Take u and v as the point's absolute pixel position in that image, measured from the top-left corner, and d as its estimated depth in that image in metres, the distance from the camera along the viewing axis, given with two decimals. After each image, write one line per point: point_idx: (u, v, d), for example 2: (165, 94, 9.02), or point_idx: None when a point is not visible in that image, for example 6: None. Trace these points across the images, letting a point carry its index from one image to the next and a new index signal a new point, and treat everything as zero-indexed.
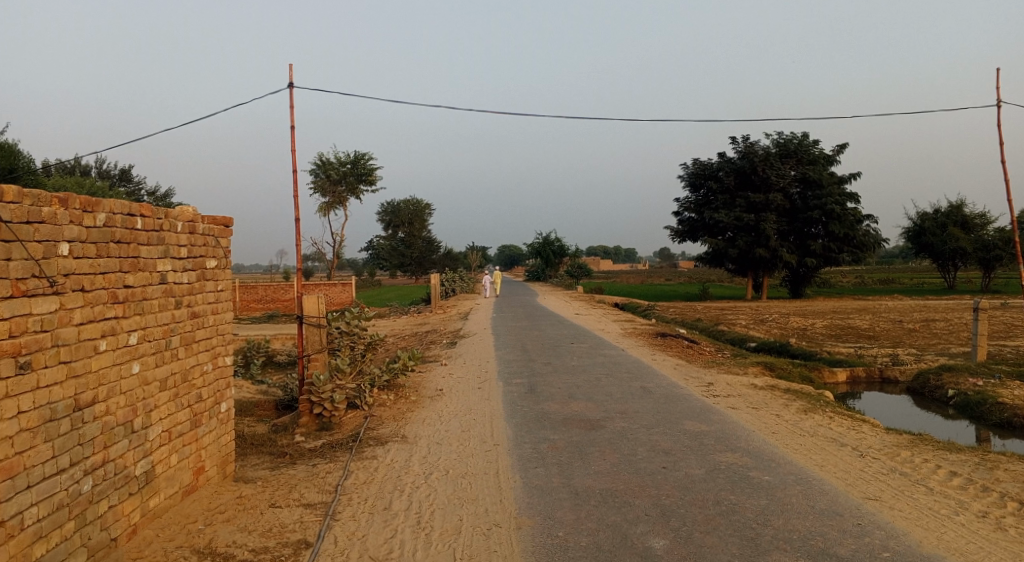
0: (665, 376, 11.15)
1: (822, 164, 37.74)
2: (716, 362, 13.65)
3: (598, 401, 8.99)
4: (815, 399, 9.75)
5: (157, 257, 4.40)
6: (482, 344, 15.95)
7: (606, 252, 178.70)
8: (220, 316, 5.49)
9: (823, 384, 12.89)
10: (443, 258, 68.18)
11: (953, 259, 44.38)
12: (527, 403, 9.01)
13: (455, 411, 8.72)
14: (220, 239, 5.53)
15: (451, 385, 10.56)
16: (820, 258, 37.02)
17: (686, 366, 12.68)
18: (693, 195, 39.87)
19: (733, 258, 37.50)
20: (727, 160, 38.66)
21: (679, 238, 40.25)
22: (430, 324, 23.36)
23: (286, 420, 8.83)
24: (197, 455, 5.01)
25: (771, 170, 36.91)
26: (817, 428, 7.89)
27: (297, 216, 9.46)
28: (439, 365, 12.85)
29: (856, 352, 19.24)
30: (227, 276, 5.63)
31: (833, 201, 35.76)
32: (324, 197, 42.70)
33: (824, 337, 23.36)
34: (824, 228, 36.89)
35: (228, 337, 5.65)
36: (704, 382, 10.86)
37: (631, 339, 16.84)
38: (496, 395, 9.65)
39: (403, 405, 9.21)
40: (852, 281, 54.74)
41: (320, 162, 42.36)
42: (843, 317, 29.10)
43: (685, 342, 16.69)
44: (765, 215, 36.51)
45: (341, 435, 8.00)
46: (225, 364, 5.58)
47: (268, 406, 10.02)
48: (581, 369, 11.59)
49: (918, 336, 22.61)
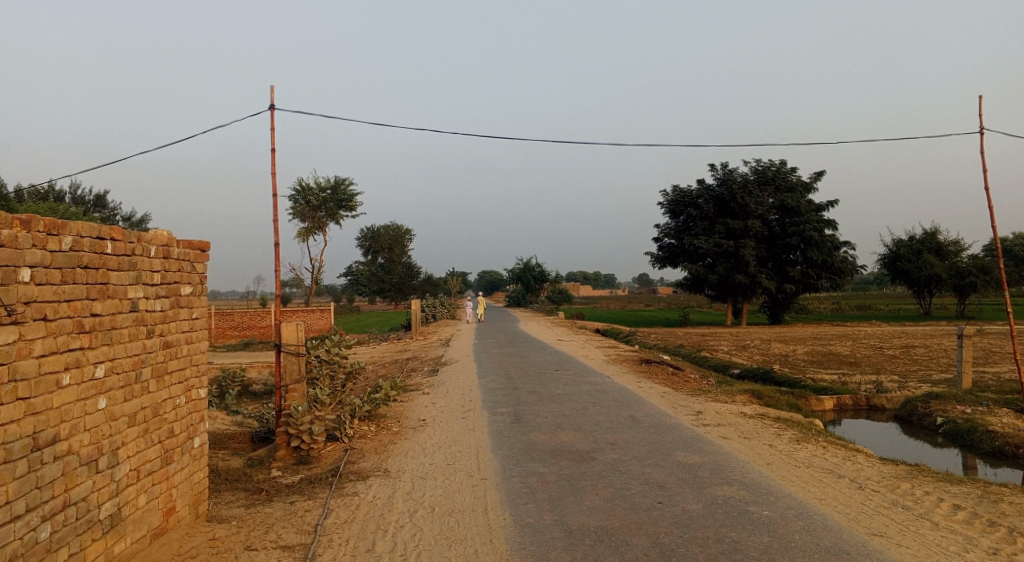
0: (653, 405, 10.94)
1: (799, 192, 38.35)
2: (703, 390, 13.48)
3: (587, 432, 8.75)
4: (806, 428, 9.61)
5: (128, 284, 4.10)
6: (465, 372, 15.64)
7: (587, 278, 179.31)
8: (194, 345, 5.18)
9: (810, 411, 12.78)
10: (423, 284, 67.72)
11: (927, 285, 45.15)
12: (514, 433, 8.73)
13: (439, 443, 8.41)
14: (195, 265, 5.24)
15: (435, 415, 10.24)
16: (798, 284, 37.40)
17: (673, 394, 12.49)
18: (674, 221, 40.18)
19: (714, 284, 37.70)
20: (706, 188, 39.09)
21: (660, 264, 40.45)
22: (411, 351, 22.96)
23: (262, 453, 8.45)
24: (167, 495, 4.65)
25: (749, 197, 37.44)
26: (812, 459, 7.72)
27: (276, 241, 9.22)
28: (422, 394, 12.50)
29: (840, 378, 19.24)
30: (202, 303, 5.33)
31: (811, 228, 36.24)
32: (303, 222, 42.26)
33: (806, 363, 23.40)
34: (802, 255, 37.35)
35: (203, 367, 5.33)
36: (693, 410, 10.68)
37: (616, 366, 16.67)
38: (482, 425, 9.36)
39: (385, 437, 8.88)
40: (830, 307, 55.33)
41: (300, 187, 41.99)
42: (823, 343, 29.27)
43: (671, 370, 16.54)
44: (745, 241, 36.87)
45: (321, 469, 7.65)
46: (199, 397, 5.25)
47: (243, 438, 9.62)
48: (567, 398, 11.34)
49: (898, 363, 22.75)
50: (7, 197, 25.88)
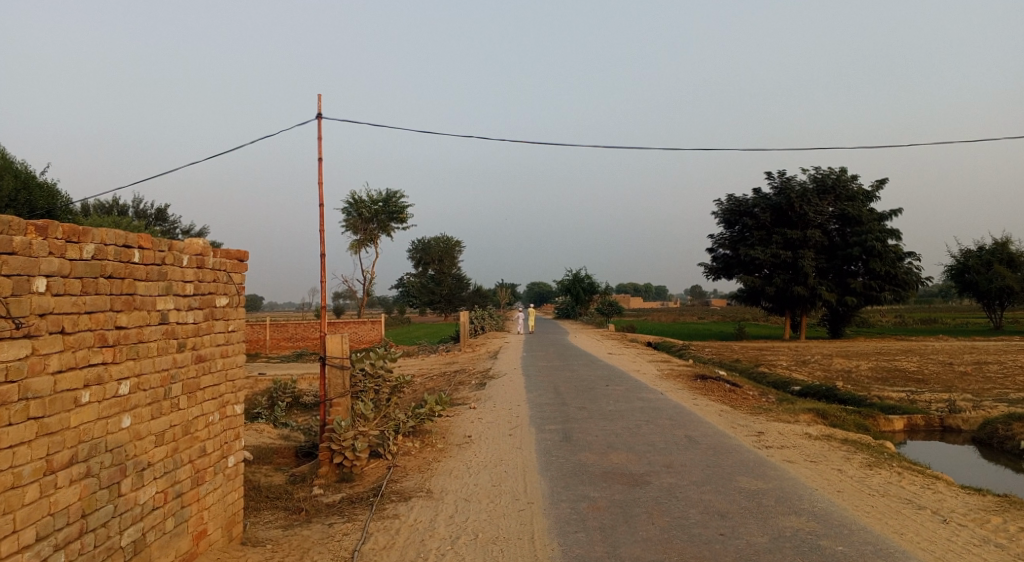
0: (710, 424, 10.33)
1: (861, 201, 36.71)
2: (762, 408, 12.73)
3: (640, 452, 8.27)
4: (879, 452, 8.84)
5: (156, 294, 4.07)
6: (512, 386, 15.29)
7: (636, 289, 176.88)
8: (229, 358, 5.12)
9: (879, 432, 11.88)
10: (472, 296, 68.29)
11: (999, 298, 42.41)
12: (563, 453, 8.34)
13: (484, 461, 8.10)
14: (233, 275, 5.21)
15: (481, 431, 9.94)
16: (861, 297, 35.69)
17: (731, 412, 11.81)
18: (728, 232, 39.05)
19: (770, 296, 36.34)
20: (762, 197, 37.83)
21: (713, 275, 39.33)
22: (459, 363, 22.80)
23: (306, 469, 8.33)
24: (198, 518, 4.51)
25: (808, 206, 35.91)
26: (887, 486, 7.03)
27: (322, 253, 9.22)
28: (468, 409, 12.22)
29: (909, 396, 18.02)
30: (239, 315, 5.29)
31: (874, 237, 34.59)
32: (355, 234, 43.09)
33: (872, 379, 22.10)
34: (864, 266, 35.68)
35: (238, 382, 5.27)
36: (753, 430, 10.04)
37: (668, 381, 16.02)
38: (529, 443, 8.98)
39: (429, 455, 8.61)
40: (893, 320, 52.70)
41: (352, 201, 42.76)
42: (889, 359, 27.71)
43: (726, 386, 15.77)
44: (803, 252, 35.43)
45: (363, 488, 7.44)
46: (233, 413, 5.18)
47: (288, 453, 9.51)
48: (618, 415, 10.85)
49: (973, 380, 21.23)
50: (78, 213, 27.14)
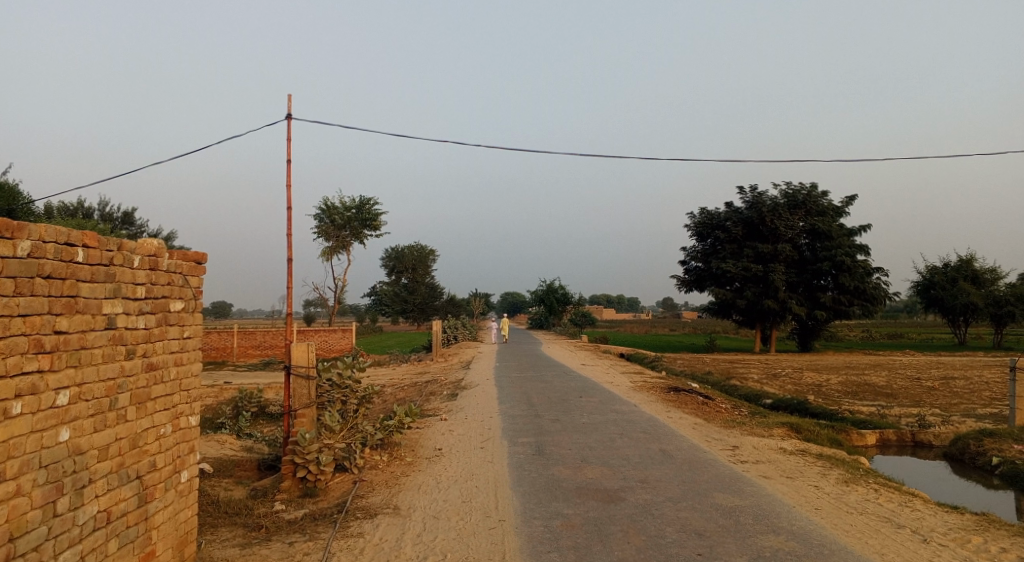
0: (685, 438, 10.20)
1: (830, 217, 37.34)
2: (736, 421, 12.65)
3: (615, 467, 8.08)
4: (853, 467, 8.79)
5: (102, 297, 3.75)
6: (485, 397, 15.03)
7: (609, 301, 177.73)
8: (184, 366, 4.79)
9: (852, 447, 11.87)
10: (446, 305, 67.75)
11: (963, 314, 43.39)
12: (536, 467, 8.10)
13: (455, 476, 7.83)
14: (188, 278, 4.90)
15: (452, 444, 9.67)
16: (829, 311, 36.21)
17: (705, 426, 11.70)
18: (701, 244, 39.45)
19: (741, 309, 36.69)
20: (735, 211, 38.25)
21: (685, 288, 39.61)
22: (432, 373, 22.41)
23: (267, 483, 7.97)
24: (145, 538, 4.18)
25: (779, 221, 36.34)
26: (865, 504, 6.95)
27: (290, 258, 8.91)
28: (439, 421, 11.92)
29: (879, 410, 18.16)
30: (195, 321, 4.98)
31: (843, 253, 35.21)
32: (328, 241, 42.42)
33: (841, 393, 22.30)
34: (833, 280, 36.24)
35: (194, 393, 4.94)
36: (728, 444, 9.94)
37: (643, 394, 15.90)
38: (501, 457, 8.73)
39: (398, 468, 8.30)
40: (860, 335, 53.67)
41: (325, 207, 42.15)
42: (857, 372, 28.09)
43: (700, 399, 15.69)
44: (774, 266, 35.86)
45: (327, 503, 7.11)
46: (188, 425, 4.85)
47: (250, 465, 9.11)
48: (592, 428, 10.66)
49: (939, 395, 21.53)
50: (39, 214, 26.26)
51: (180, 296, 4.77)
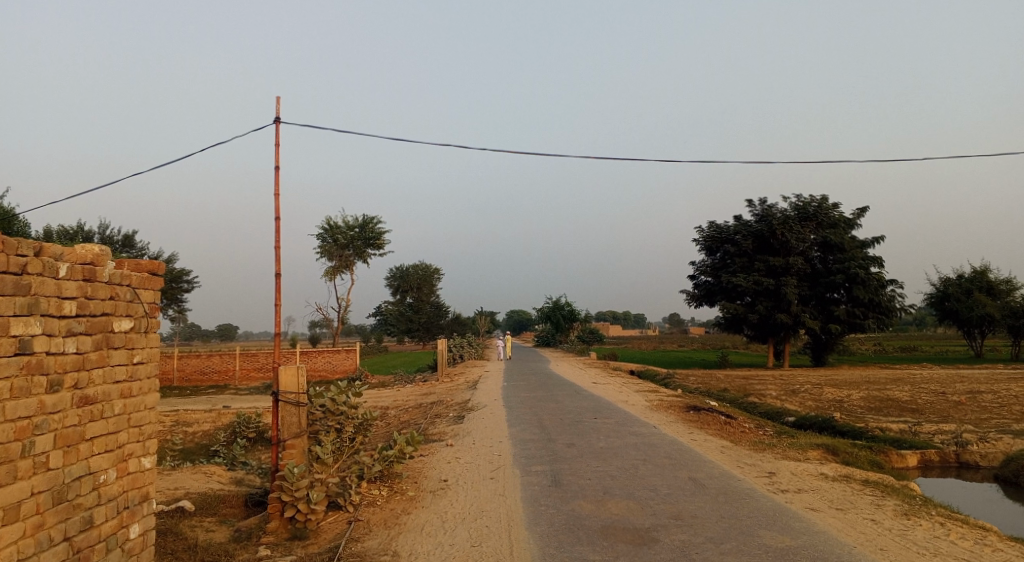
0: (715, 464, 9.27)
1: (841, 228, 36.49)
2: (766, 443, 11.71)
3: (643, 501, 7.19)
4: (908, 497, 7.85)
5: (9, 315, 3.13)
6: (493, 420, 14.13)
7: (615, 318, 176.12)
8: (132, 398, 4.07)
9: (895, 470, 10.88)
10: (452, 324, 66.82)
11: (979, 325, 42.19)
12: (552, 502, 7.19)
13: (462, 513, 6.94)
14: (138, 292, 4.22)
15: (459, 474, 8.77)
16: (844, 324, 35.17)
17: (734, 449, 10.78)
18: (710, 258, 38.62)
19: (754, 323, 35.70)
20: (744, 224, 37.41)
21: (695, 302, 38.73)
22: (437, 394, 21.53)
23: (253, 523, 7.09)
24: None
25: (790, 233, 35.41)
26: (935, 542, 6.01)
27: (278, 272, 8.13)
28: (445, 447, 11.01)
29: (909, 427, 17.12)
30: (149, 345, 4.30)
31: (856, 265, 34.23)
32: (330, 261, 41.73)
33: (865, 409, 21.23)
34: (846, 293, 35.26)
35: (147, 430, 4.20)
36: (763, 471, 9.02)
37: (661, 414, 14.99)
38: (514, 489, 7.83)
39: (398, 505, 7.38)
40: (872, 348, 52.50)
41: (327, 226, 41.60)
42: (879, 387, 27.05)
43: (722, 418, 14.72)
44: (786, 279, 34.87)
45: (317, 549, 6.21)
46: (140, 469, 4.10)
47: (236, 501, 8.19)
48: (612, 454, 9.76)
49: (968, 409, 20.48)
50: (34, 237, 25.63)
51: (128, 314, 4.10)
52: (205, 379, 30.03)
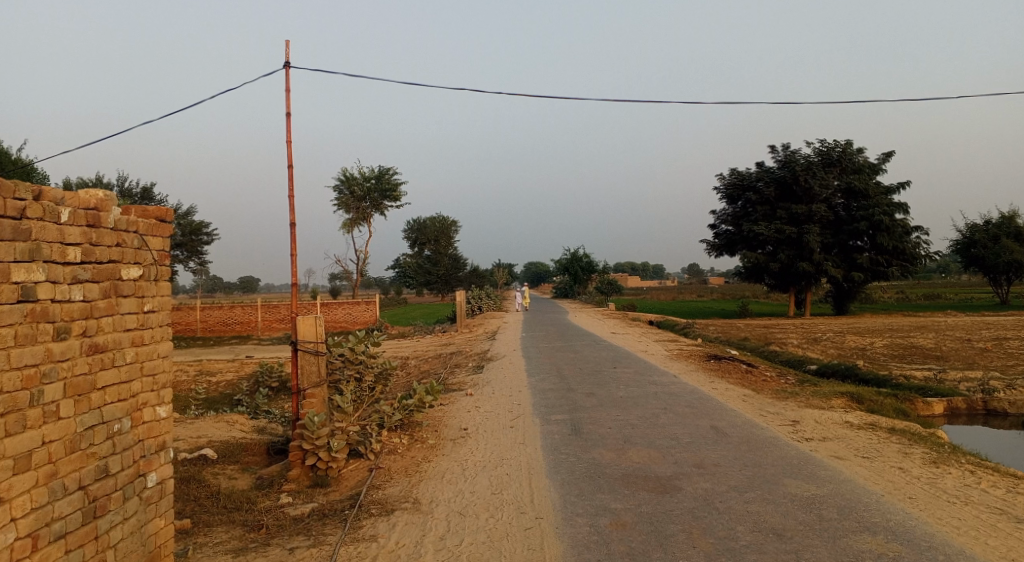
0: (736, 413, 9.17)
1: (867, 174, 35.43)
2: (788, 392, 11.58)
3: (664, 449, 7.12)
4: (937, 444, 7.68)
5: (9, 261, 3.02)
6: (512, 369, 14.14)
7: (633, 268, 175.42)
8: (144, 346, 3.99)
9: (920, 418, 10.71)
10: (470, 276, 66.99)
11: (1007, 272, 41.23)
12: (573, 450, 7.14)
13: (482, 461, 6.93)
14: (146, 239, 4.07)
15: (479, 423, 8.77)
16: (868, 272, 34.54)
17: (756, 397, 10.67)
18: (731, 206, 37.87)
19: (775, 272, 35.19)
20: (766, 171, 36.47)
21: (715, 252, 38.21)
22: (456, 345, 21.64)
23: (276, 471, 7.16)
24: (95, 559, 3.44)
25: (814, 179, 34.47)
26: (966, 490, 5.87)
27: (293, 222, 7.99)
28: (465, 396, 11.03)
29: (934, 375, 16.87)
30: (161, 294, 4.20)
31: (881, 212, 33.35)
32: (347, 213, 41.68)
33: (888, 357, 20.98)
34: (870, 241, 34.49)
35: (160, 380, 4.14)
36: (786, 419, 8.89)
37: (681, 363, 14.89)
38: (534, 438, 7.81)
39: (418, 453, 7.39)
40: (895, 296, 51.73)
41: (343, 178, 41.37)
42: (903, 335, 26.69)
43: (743, 367, 14.59)
44: (809, 227, 34.12)
45: (339, 496, 6.25)
46: (155, 419, 4.05)
47: (259, 450, 8.27)
48: (632, 403, 9.69)
49: (994, 357, 20.15)
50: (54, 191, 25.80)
51: (136, 261, 3.96)
52: (228, 331, 30.51)
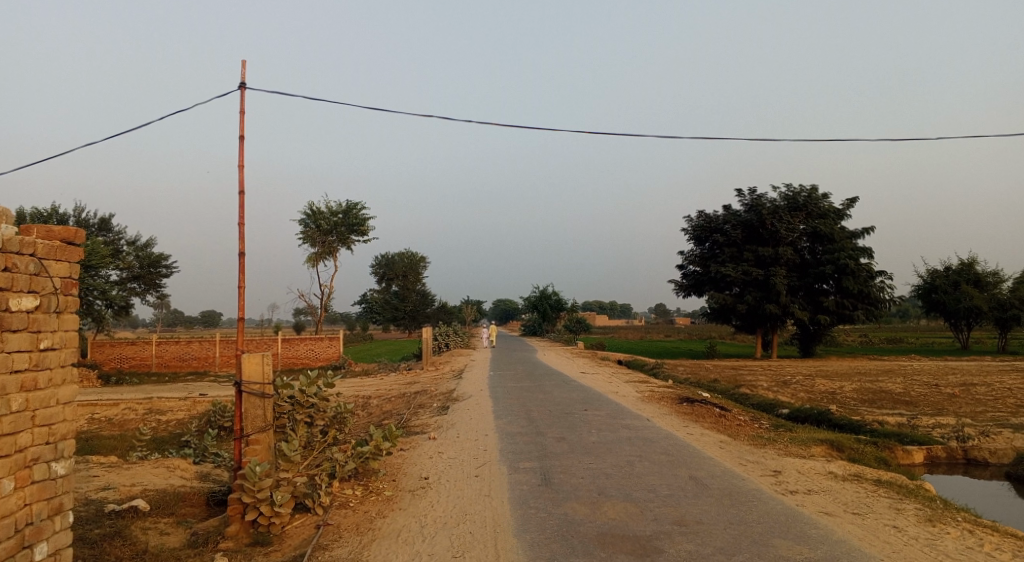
0: (715, 462, 8.67)
1: (832, 218, 36.00)
2: (765, 438, 11.16)
3: (642, 504, 6.56)
4: (926, 499, 7.29)
5: None
6: (480, 411, 13.46)
7: (602, 307, 176.24)
8: (35, 392, 4.07)
9: (902, 467, 10.35)
10: (438, 312, 66.03)
11: (966, 318, 42.09)
12: (543, 504, 6.53)
13: (443, 517, 6.28)
14: (46, 263, 4.18)
15: (442, 472, 8.09)
16: (832, 315, 34.88)
17: (733, 444, 10.21)
18: (699, 248, 38.11)
19: (742, 314, 35.31)
20: (734, 214, 36.90)
21: (684, 292, 38.29)
22: (422, 384, 20.84)
23: (213, 525, 6.37)
24: None
25: (780, 223, 34.91)
26: (968, 553, 5.44)
27: (243, 250, 7.38)
28: (429, 441, 10.32)
29: (906, 420, 16.69)
30: (59, 325, 4.28)
31: (845, 256, 33.86)
32: (314, 247, 40.78)
33: (857, 402, 20.85)
34: (835, 284, 34.93)
35: (56, 430, 4.20)
36: (768, 469, 8.43)
37: (654, 406, 14.43)
38: (501, 489, 7.17)
39: (373, 507, 6.68)
40: (858, 340, 52.44)
41: (311, 211, 40.59)
42: (869, 379, 26.79)
43: (717, 411, 14.17)
44: (776, 269, 34.42)
45: (280, 558, 5.52)
46: (47, 473, 4.10)
47: (197, 500, 7.43)
48: (605, 449, 9.13)
49: (961, 403, 20.17)
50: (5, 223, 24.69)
51: (30, 289, 4.04)
52: (184, 366, 29.13)
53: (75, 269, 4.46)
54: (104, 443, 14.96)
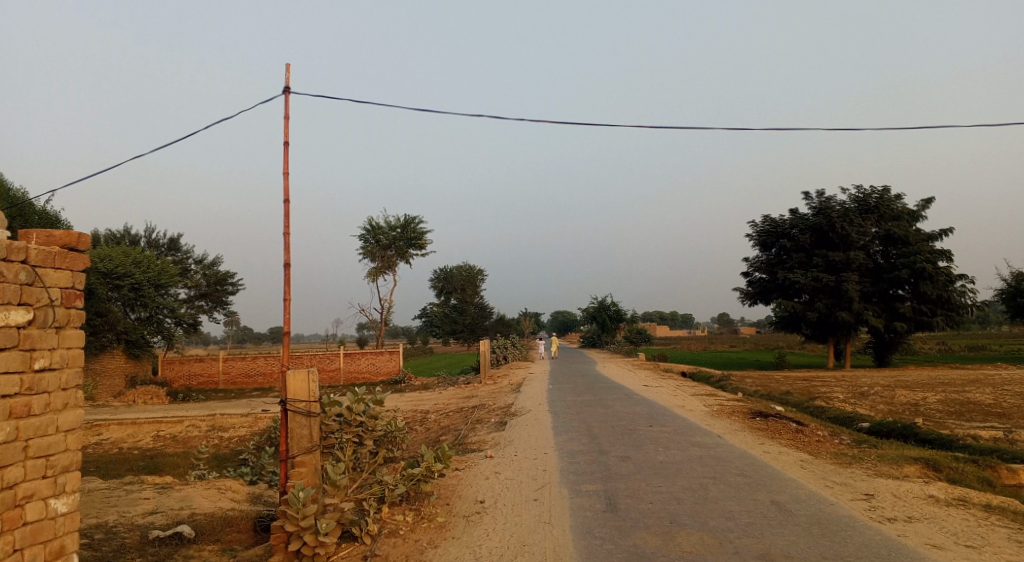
0: (798, 484, 7.84)
1: (906, 220, 33.81)
2: (850, 456, 10.15)
3: (717, 533, 5.90)
4: None
5: None
6: (538, 427, 12.93)
7: (661, 317, 172.56)
8: (32, 425, 4.56)
9: (1010, 490, 9.16)
10: (496, 325, 65.78)
11: None
12: (608, 534, 5.95)
13: (499, 548, 5.77)
14: (39, 272, 4.70)
15: (497, 495, 7.60)
16: (911, 322, 32.63)
17: (815, 463, 9.30)
18: (764, 254, 36.49)
19: (812, 322, 33.51)
20: (801, 217, 35.16)
21: (749, 300, 36.66)
22: (479, 398, 20.50)
23: (257, 554, 6.10)
24: None
25: (851, 226, 32.99)
26: None
27: (287, 261, 7.16)
28: (484, 460, 9.87)
29: (1004, 434, 15.13)
30: (54, 333, 4.79)
31: (923, 259, 31.67)
32: (373, 262, 41.32)
33: (944, 414, 19.17)
34: (912, 289, 32.72)
35: (54, 464, 4.70)
36: (859, 492, 7.55)
37: (722, 420, 13.52)
38: (560, 515, 6.64)
39: (424, 535, 6.25)
40: (938, 348, 49.01)
41: (369, 227, 41.18)
42: (956, 389, 24.80)
43: (792, 426, 13.14)
44: (847, 274, 32.51)
45: None
46: (43, 504, 4.59)
47: (245, 525, 7.20)
48: (673, 470, 8.46)
49: None
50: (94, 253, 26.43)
51: (24, 301, 4.56)
52: (250, 382, 29.83)
53: (73, 276, 4.98)
54: (167, 460, 15.19)
